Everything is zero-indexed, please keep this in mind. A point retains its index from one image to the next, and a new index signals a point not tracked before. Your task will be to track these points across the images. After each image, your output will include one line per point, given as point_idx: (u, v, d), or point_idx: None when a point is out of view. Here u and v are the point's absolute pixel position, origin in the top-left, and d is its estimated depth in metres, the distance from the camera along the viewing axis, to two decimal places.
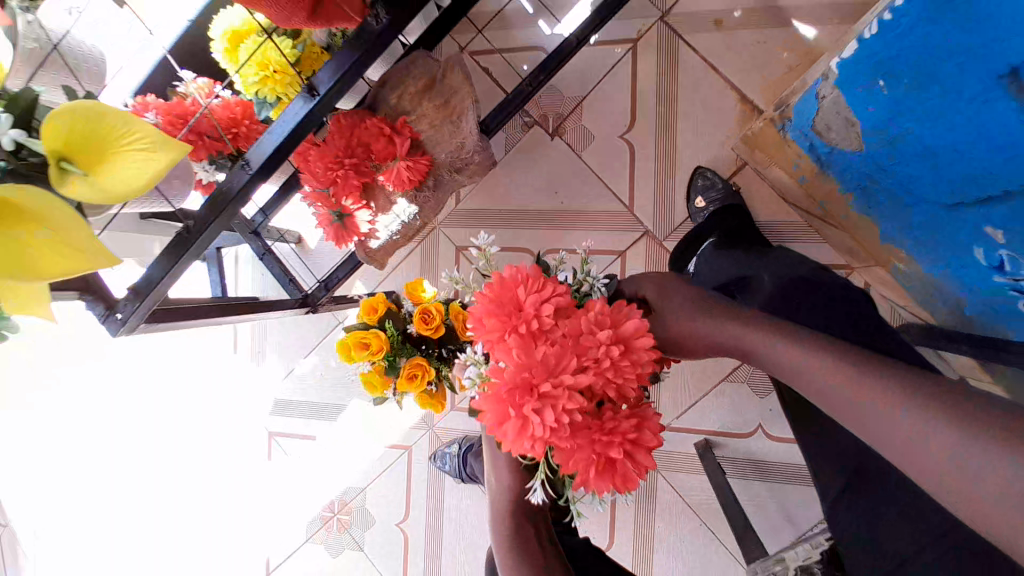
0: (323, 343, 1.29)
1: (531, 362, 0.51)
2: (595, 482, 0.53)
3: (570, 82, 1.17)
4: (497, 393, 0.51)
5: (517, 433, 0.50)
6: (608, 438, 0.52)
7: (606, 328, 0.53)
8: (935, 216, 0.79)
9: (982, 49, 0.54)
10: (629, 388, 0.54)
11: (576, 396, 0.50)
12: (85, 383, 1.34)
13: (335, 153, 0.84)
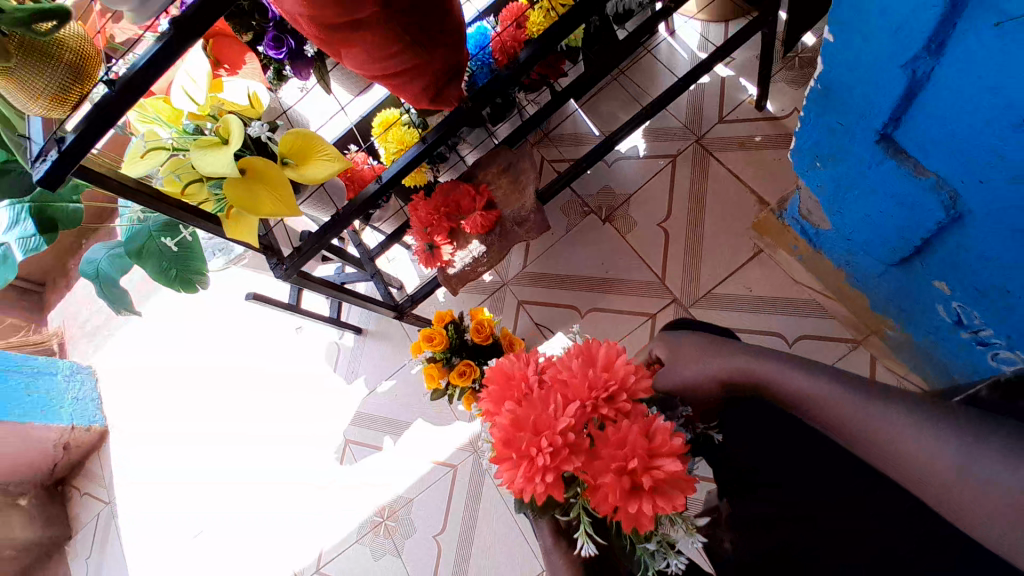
0: (402, 370, 1.59)
1: (520, 413, 0.56)
2: (631, 509, 0.51)
3: (623, 183, 1.51)
4: (500, 451, 0.56)
5: (527, 475, 0.53)
6: (619, 455, 0.52)
7: (582, 361, 0.60)
8: (896, 276, 0.96)
9: (858, 130, 0.79)
10: (627, 407, 0.56)
11: (567, 425, 0.54)
12: (225, 383, 1.78)
13: (435, 204, 1.21)
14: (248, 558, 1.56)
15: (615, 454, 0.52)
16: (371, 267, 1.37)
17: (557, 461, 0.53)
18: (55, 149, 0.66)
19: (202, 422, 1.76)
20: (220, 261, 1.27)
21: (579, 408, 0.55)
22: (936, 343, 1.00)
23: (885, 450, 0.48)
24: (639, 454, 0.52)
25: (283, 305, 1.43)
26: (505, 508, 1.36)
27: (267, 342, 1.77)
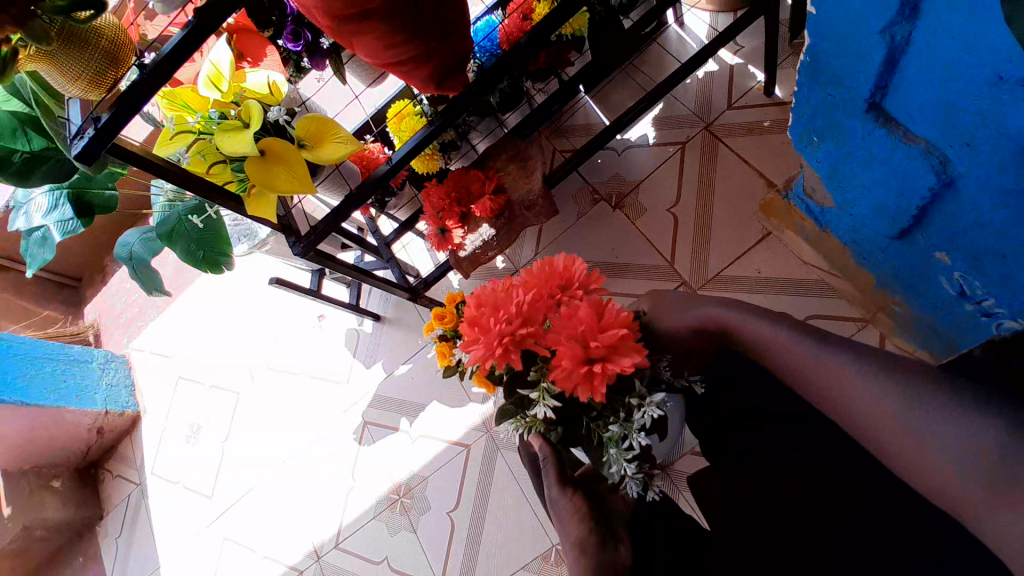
0: (419, 354, 1.64)
1: (483, 305, 0.69)
2: (578, 365, 0.60)
3: (632, 170, 1.54)
4: (470, 335, 0.67)
5: (490, 343, 0.64)
6: (570, 323, 0.62)
7: (543, 269, 0.72)
8: (898, 248, 0.98)
9: (849, 103, 0.80)
10: (577, 295, 0.68)
11: (520, 303, 0.66)
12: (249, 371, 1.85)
13: (445, 189, 1.26)
14: (272, 534, 1.63)
15: (562, 325, 0.63)
16: (387, 252, 1.42)
17: (515, 330, 0.64)
18: (93, 127, 0.72)
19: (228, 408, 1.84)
20: (243, 246, 1.31)
21: (532, 296, 0.68)
22: (944, 315, 1.01)
23: (848, 393, 0.50)
24: (581, 320, 0.62)
25: (305, 290, 1.50)
26: (517, 486, 1.40)
27: (289, 329, 1.84)
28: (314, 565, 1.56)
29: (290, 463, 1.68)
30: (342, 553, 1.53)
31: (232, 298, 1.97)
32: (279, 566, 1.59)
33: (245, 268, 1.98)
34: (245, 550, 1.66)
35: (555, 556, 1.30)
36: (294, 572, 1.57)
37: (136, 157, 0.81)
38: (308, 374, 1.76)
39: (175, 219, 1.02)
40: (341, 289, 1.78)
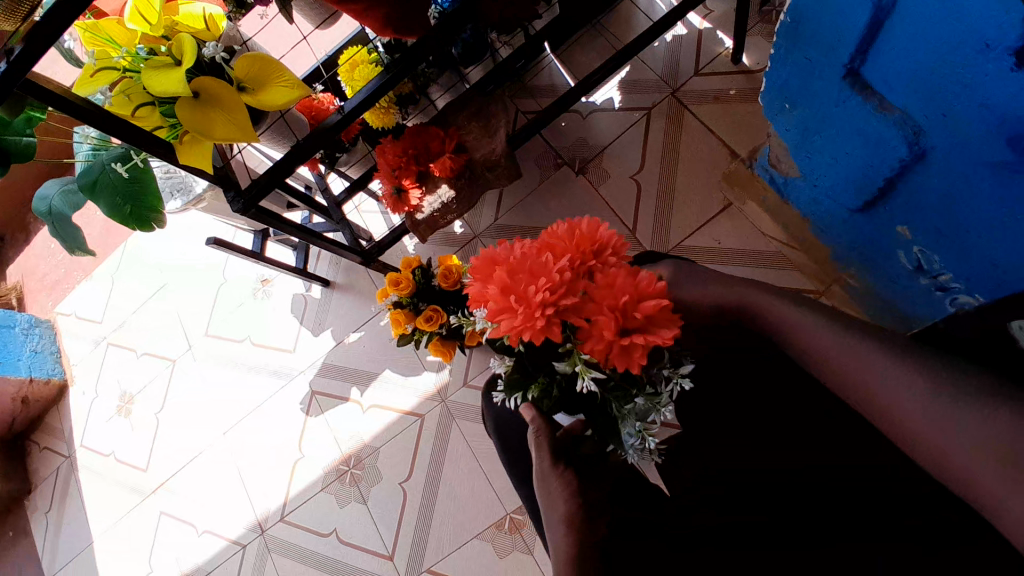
0: (371, 321, 1.57)
1: (512, 266, 0.53)
2: (621, 342, 0.49)
3: (597, 135, 1.49)
4: (493, 302, 0.52)
5: (526, 320, 0.50)
6: (604, 293, 0.51)
7: (562, 225, 0.57)
8: (860, 221, 0.98)
9: (827, 66, 0.78)
10: (608, 258, 0.54)
11: (562, 267, 0.51)
12: (185, 338, 1.73)
13: (401, 147, 1.16)
14: (212, 507, 1.55)
15: (606, 294, 0.51)
16: (339, 212, 1.34)
17: (555, 300, 0.50)
18: (5, 60, 0.61)
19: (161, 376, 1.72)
20: (179, 203, 1.19)
21: (573, 258, 0.53)
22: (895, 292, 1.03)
23: (835, 375, 0.49)
24: (628, 289, 0.50)
25: (248, 251, 1.39)
26: (472, 456, 1.37)
27: (231, 293, 1.72)
28: (258, 539, 1.49)
29: (232, 434, 1.59)
30: (287, 526, 1.47)
31: (166, 259, 1.82)
32: (221, 541, 1.52)
33: (181, 227, 1.83)
34: (183, 524, 1.57)
35: (510, 525, 1.29)
36: (236, 546, 1.50)
37: (56, 97, 0.70)
38: (251, 340, 1.66)
39: (98, 168, 0.89)
40: (288, 252, 1.68)
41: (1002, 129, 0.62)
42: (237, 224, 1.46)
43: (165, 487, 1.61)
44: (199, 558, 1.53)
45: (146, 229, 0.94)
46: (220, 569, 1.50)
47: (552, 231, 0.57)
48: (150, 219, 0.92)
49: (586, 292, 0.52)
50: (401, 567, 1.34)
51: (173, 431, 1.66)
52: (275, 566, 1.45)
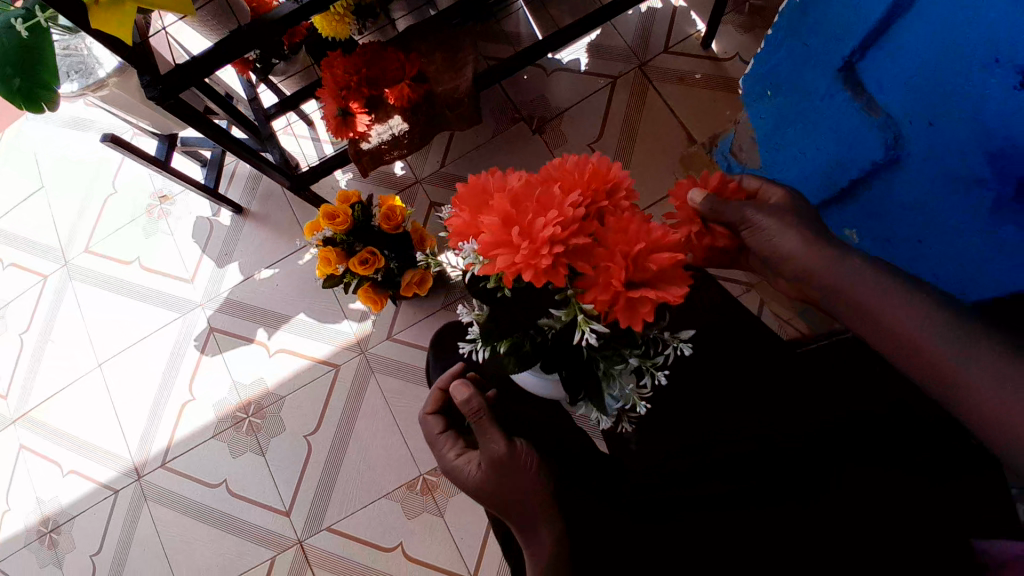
0: (287, 258, 1.41)
1: (514, 194, 0.46)
2: (630, 294, 0.44)
3: (560, 95, 1.43)
4: (491, 232, 0.45)
5: (528, 255, 0.43)
6: (617, 238, 0.45)
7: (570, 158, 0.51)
8: None
9: (826, 54, 0.81)
10: (619, 201, 0.49)
11: (574, 202, 0.45)
12: (63, 253, 1.51)
13: (354, 64, 1.03)
14: (81, 445, 1.39)
15: (618, 238, 0.45)
16: (266, 128, 1.18)
17: (563, 238, 0.44)
18: None
19: (31, 295, 1.51)
20: (75, 86, 0.97)
21: (584, 194, 0.47)
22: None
23: None
24: (644, 236, 0.45)
25: (151, 157, 1.19)
26: (389, 413, 1.29)
27: (121, 207, 1.51)
28: (134, 484, 1.34)
29: (110, 366, 1.42)
30: (170, 474, 1.33)
31: (50, 162, 1.59)
32: (89, 484, 1.36)
33: (71, 128, 1.60)
34: (45, 461, 1.40)
35: (422, 487, 1.23)
36: (107, 491, 1.35)
37: None
38: (141, 262, 1.47)
39: None
40: (196, 167, 1.47)
41: (985, 145, 0.63)
42: (137, 125, 1.24)
43: (29, 419, 1.44)
44: (63, 500, 1.36)
45: (38, 111, 0.74)
46: (86, 514, 1.34)
47: (556, 163, 0.51)
48: (44, 97, 0.73)
49: (595, 233, 0.46)
50: (299, 524, 1.25)
51: (40, 357, 1.46)
52: (151, 515, 1.31)
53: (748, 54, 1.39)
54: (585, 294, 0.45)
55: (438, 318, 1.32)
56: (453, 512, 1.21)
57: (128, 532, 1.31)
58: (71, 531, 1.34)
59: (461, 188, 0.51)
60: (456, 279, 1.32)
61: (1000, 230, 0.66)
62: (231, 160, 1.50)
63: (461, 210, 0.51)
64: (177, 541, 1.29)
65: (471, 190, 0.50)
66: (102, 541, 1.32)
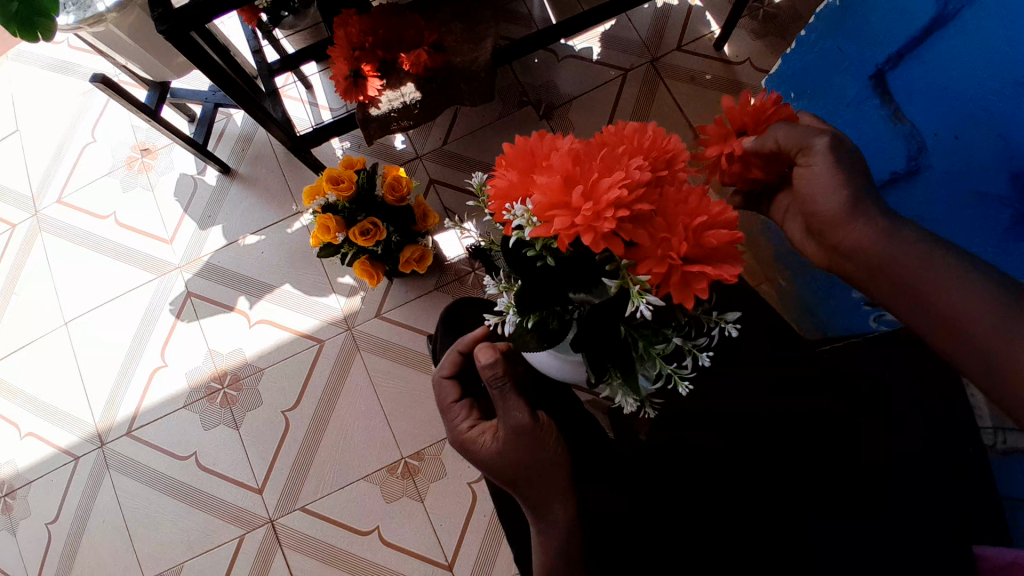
0: (275, 226, 1.35)
1: (576, 155, 0.46)
2: (687, 267, 0.44)
3: (568, 83, 1.40)
4: (551, 190, 0.44)
5: (591, 218, 0.43)
6: (678, 212, 0.45)
7: (628, 127, 0.50)
8: None
9: (859, 57, 0.81)
10: (678, 176, 0.49)
11: (639, 168, 0.45)
12: (34, 203, 1.44)
13: (371, 26, 1.00)
14: (41, 407, 1.33)
15: (678, 210, 0.45)
16: (269, 85, 1.12)
17: (627, 202, 0.44)
18: None
19: None
20: (71, 18, 0.92)
21: (647, 161, 0.47)
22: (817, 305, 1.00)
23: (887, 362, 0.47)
24: (704, 209, 0.45)
25: (141, 103, 1.13)
26: (372, 394, 1.24)
27: (99, 158, 1.44)
28: (96, 451, 1.29)
29: (78, 325, 1.36)
30: (136, 443, 1.28)
31: (24, 104, 1.50)
32: (48, 448, 1.30)
33: (51, 70, 1.51)
34: (3, 422, 1.34)
35: (403, 470, 1.19)
36: (68, 457, 1.29)
37: None
38: (117, 218, 1.40)
39: None
40: (186, 124, 1.41)
41: (1008, 162, 0.62)
42: (127, 70, 1.17)
43: None
44: (21, 463, 1.31)
45: (32, 39, 0.73)
46: (43, 480, 1.29)
47: (615, 130, 0.51)
48: (41, 26, 0.72)
49: (654, 203, 0.46)
50: (270, 502, 1.20)
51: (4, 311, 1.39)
52: (113, 484, 1.26)
53: (759, 60, 1.39)
54: (641, 268, 0.45)
55: (431, 299, 1.28)
56: (434, 497, 1.17)
57: (88, 501, 1.26)
58: (28, 496, 1.29)
59: (510, 147, 0.50)
60: (452, 261, 1.29)
61: (1012, 250, 0.63)
62: (222, 118, 1.42)
63: (509, 169, 0.50)
64: (140, 512, 1.24)
65: (523, 150, 0.49)
66: (59, 508, 1.27)
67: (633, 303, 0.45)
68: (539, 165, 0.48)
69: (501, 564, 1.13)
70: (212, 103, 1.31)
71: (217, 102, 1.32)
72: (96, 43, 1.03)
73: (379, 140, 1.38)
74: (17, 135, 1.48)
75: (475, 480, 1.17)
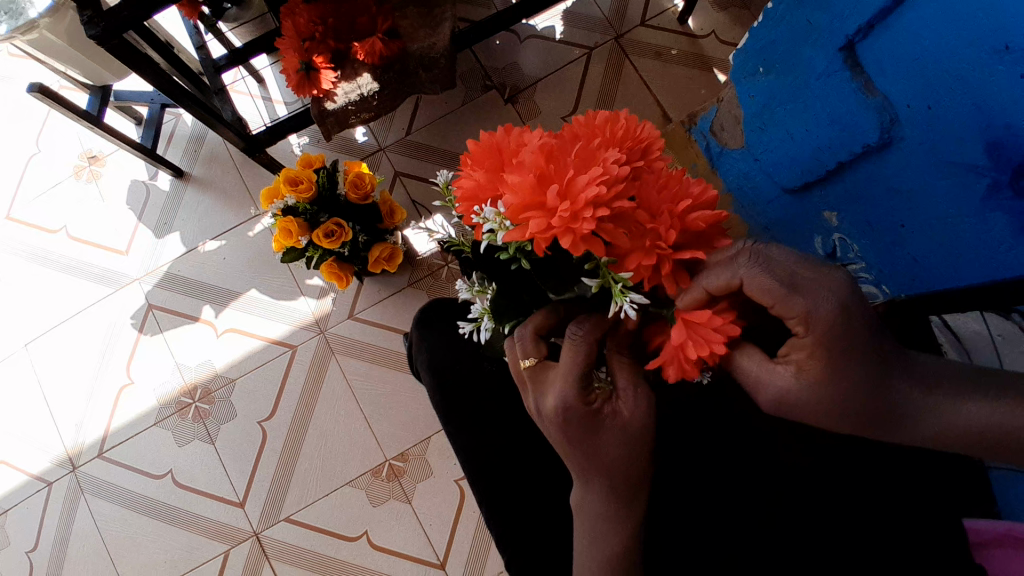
0: (236, 229, 1.29)
1: (550, 150, 0.40)
2: (677, 256, 0.39)
3: (532, 64, 1.36)
4: (524, 190, 0.39)
5: (568, 220, 0.37)
6: (660, 205, 0.40)
7: (602, 114, 0.45)
8: (786, 209, 0.97)
9: (827, 27, 0.76)
10: (657, 166, 0.44)
11: (616, 160, 0.40)
12: None
13: (318, 13, 0.95)
14: (6, 432, 1.27)
15: (661, 197, 0.40)
16: (215, 82, 1.07)
17: (607, 200, 0.38)
18: None
19: None
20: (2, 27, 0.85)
21: (622, 152, 0.42)
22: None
23: None
24: (685, 193, 0.41)
25: (80, 110, 1.06)
26: (351, 397, 1.21)
27: (44, 167, 1.35)
28: (69, 476, 1.23)
29: (37, 346, 1.29)
30: (108, 465, 1.23)
31: None
32: (19, 475, 1.24)
33: None
34: None
35: (388, 473, 1.17)
36: (40, 483, 1.23)
37: None
38: (68, 232, 1.32)
39: None
40: (133, 126, 1.33)
41: (985, 131, 0.59)
42: (63, 75, 1.10)
43: None
44: None
45: None
46: (19, 508, 1.23)
47: (586, 119, 0.46)
48: None
49: (633, 194, 0.40)
50: (254, 515, 1.17)
51: None
52: (89, 509, 1.21)
53: (724, 32, 1.37)
54: (624, 271, 0.39)
55: (405, 296, 1.24)
56: (422, 497, 1.16)
57: (65, 526, 1.21)
58: (4, 526, 1.23)
59: (475, 144, 0.45)
60: (423, 256, 1.25)
61: (992, 217, 0.62)
62: (170, 119, 1.35)
63: (476, 169, 0.44)
64: (119, 536, 1.20)
65: (489, 147, 0.44)
66: (38, 536, 1.22)
67: (618, 301, 0.40)
68: (507, 162, 0.43)
69: (493, 557, 1.12)
70: (159, 103, 1.25)
71: (163, 102, 1.25)
72: (28, 50, 0.96)
73: (339, 134, 1.33)
74: None
75: (461, 478, 1.15)
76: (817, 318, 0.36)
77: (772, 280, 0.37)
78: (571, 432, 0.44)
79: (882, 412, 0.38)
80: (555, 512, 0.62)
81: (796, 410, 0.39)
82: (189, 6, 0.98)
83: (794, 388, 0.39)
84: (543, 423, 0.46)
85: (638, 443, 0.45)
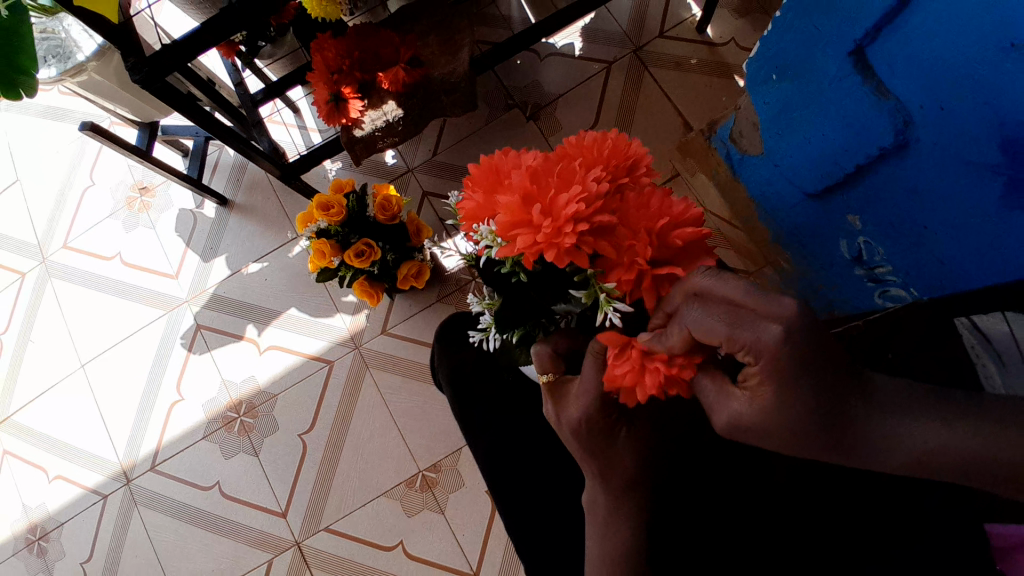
0: (276, 251, 1.37)
1: (535, 171, 0.43)
2: (656, 271, 0.40)
3: (553, 81, 1.40)
4: (511, 210, 0.41)
5: (550, 236, 0.40)
6: (641, 220, 0.41)
7: (590, 135, 0.47)
8: (807, 213, 0.96)
9: (835, 33, 0.75)
10: (642, 181, 0.45)
11: (597, 178, 0.42)
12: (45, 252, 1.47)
13: (345, 48, 1.00)
14: (67, 447, 1.37)
15: (641, 214, 0.42)
16: (253, 115, 1.15)
17: (587, 215, 0.40)
18: None
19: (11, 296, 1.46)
20: (54, 71, 0.95)
21: (606, 171, 0.44)
22: (830, 283, 1.00)
23: None
24: (669, 213, 0.42)
25: (132, 146, 1.15)
26: (385, 409, 1.25)
27: (99, 200, 1.46)
28: (123, 489, 1.32)
29: (94, 367, 1.39)
30: (158, 477, 1.31)
31: (23, 156, 1.53)
32: (77, 489, 1.33)
33: (43, 118, 1.54)
34: (31, 466, 1.38)
35: (422, 483, 1.20)
36: (95, 496, 1.32)
37: None
38: (122, 258, 1.43)
39: None
40: (180, 158, 1.43)
41: (999, 129, 0.58)
42: (114, 114, 1.19)
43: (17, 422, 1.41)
44: (51, 506, 1.34)
45: (15, 98, 0.69)
46: (75, 520, 1.32)
47: (576, 140, 0.48)
48: (23, 84, 0.68)
49: (615, 210, 0.42)
50: (295, 525, 1.22)
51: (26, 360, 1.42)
52: (142, 519, 1.29)
53: (744, 39, 1.37)
54: (609, 282, 0.41)
55: (435, 311, 1.28)
56: (455, 507, 1.18)
57: (119, 536, 1.29)
58: (61, 538, 1.32)
59: (475, 167, 0.47)
60: (451, 271, 1.29)
61: (1012, 215, 0.61)
62: (214, 150, 1.44)
63: (474, 191, 0.47)
64: (170, 544, 1.27)
65: (487, 169, 0.46)
66: (92, 546, 1.30)
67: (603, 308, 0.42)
68: (502, 183, 0.45)
69: None
70: (203, 136, 1.34)
71: (206, 135, 1.34)
72: (82, 93, 1.06)
73: (369, 158, 1.39)
74: (18, 185, 1.51)
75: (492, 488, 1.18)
76: (761, 347, 0.34)
77: (714, 321, 0.35)
78: (590, 439, 0.46)
79: (860, 434, 0.35)
80: (574, 518, 0.64)
81: (752, 434, 0.37)
82: (227, 47, 1.06)
83: (747, 412, 0.37)
84: (562, 430, 0.48)
85: (640, 447, 0.47)
